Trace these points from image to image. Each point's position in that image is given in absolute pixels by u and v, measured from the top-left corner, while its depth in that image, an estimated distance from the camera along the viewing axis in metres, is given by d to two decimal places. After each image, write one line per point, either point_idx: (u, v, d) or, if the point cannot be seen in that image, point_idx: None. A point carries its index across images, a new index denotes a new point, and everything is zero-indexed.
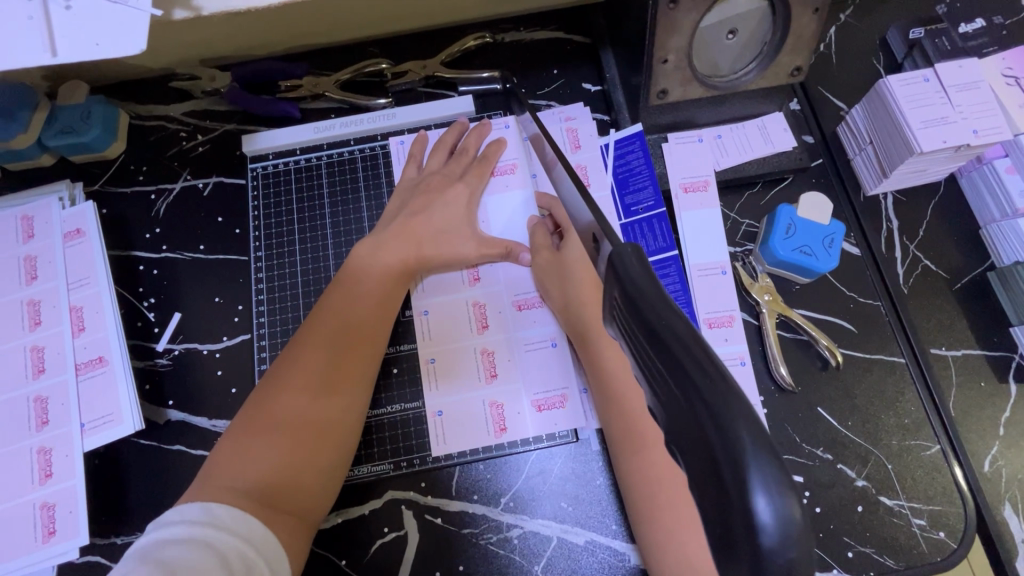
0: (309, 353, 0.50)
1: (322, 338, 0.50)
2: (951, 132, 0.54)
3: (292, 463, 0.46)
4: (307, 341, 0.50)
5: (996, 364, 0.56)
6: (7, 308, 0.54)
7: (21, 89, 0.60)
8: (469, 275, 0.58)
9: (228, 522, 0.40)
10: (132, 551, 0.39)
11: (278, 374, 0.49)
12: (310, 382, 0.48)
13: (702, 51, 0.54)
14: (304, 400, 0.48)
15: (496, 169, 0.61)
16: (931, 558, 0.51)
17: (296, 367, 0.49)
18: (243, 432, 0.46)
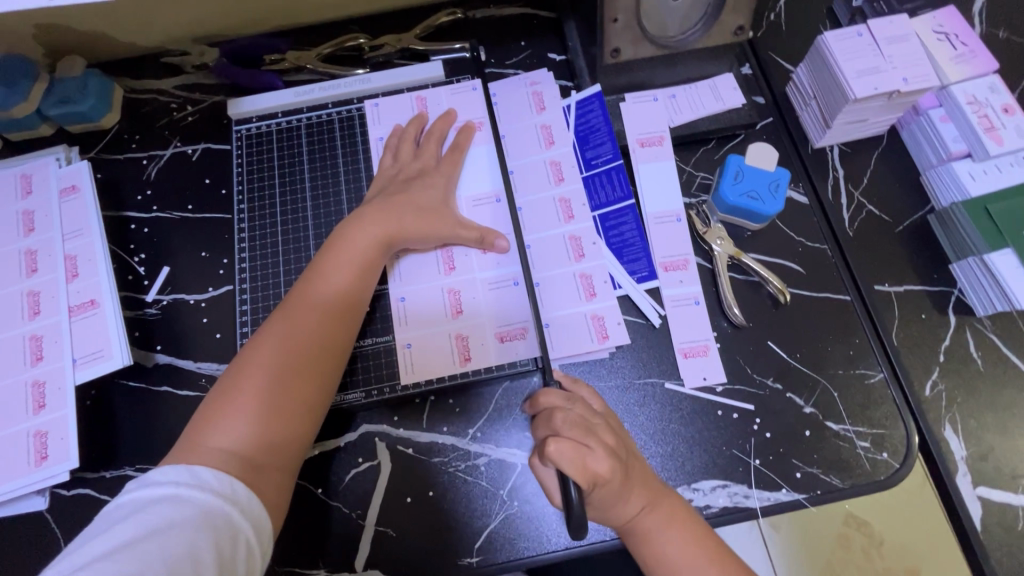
0: (293, 323, 0.52)
1: (304, 309, 0.52)
2: (883, 80, 0.58)
3: (276, 427, 0.48)
4: (288, 311, 0.52)
5: (936, 298, 0.60)
6: (6, 257, 0.58)
7: (22, 62, 0.65)
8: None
9: (212, 483, 0.43)
10: (116, 506, 0.41)
11: (261, 344, 0.51)
12: (294, 352, 0.50)
13: (651, 12, 0.58)
14: (288, 367, 0.50)
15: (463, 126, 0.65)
16: (875, 477, 0.54)
17: (280, 337, 0.51)
18: (223, 397, 0.48)
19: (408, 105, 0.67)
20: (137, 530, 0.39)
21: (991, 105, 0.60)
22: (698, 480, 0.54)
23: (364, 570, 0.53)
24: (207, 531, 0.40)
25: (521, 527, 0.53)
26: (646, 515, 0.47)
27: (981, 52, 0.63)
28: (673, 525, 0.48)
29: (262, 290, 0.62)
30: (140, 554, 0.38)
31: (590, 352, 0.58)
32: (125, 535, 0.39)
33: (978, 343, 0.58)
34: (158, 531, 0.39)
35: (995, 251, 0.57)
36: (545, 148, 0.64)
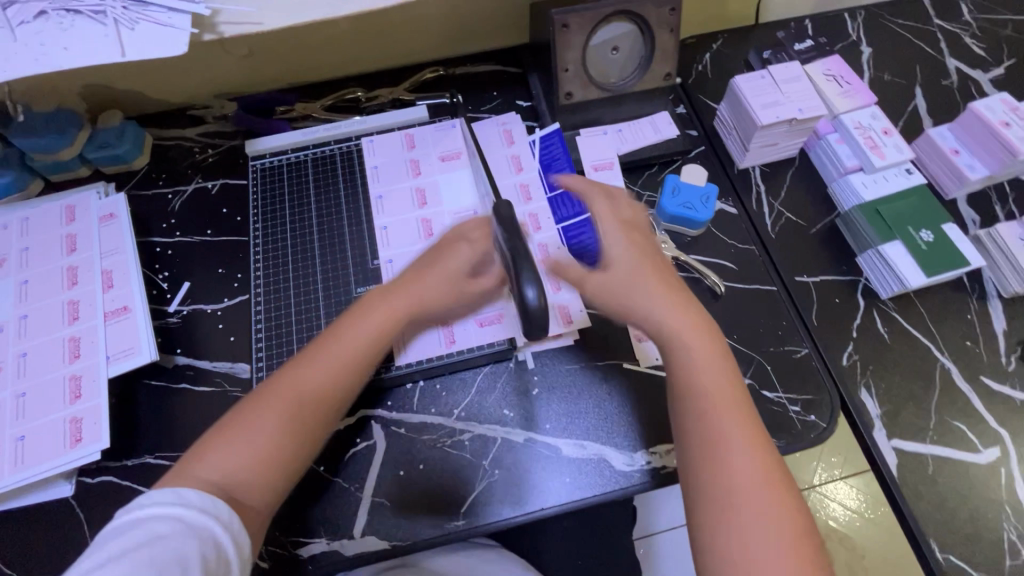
0: (307, 380, 0.53)
1: (322, 362, 0.54)
2: (783, 110, 0.72)
3: (261, 482, 0.48)
4: (303, 363, 0.54)
5: (847, 285, 0.71)
6: (50, 272, 0.66)
7: (70, 114, 0.77)
8: (423, 229, 0.72)
9: (201, 505, 0.43)
10: (106, 527, 0.41)
11: (274, 383, 0.52)
12: (302, 409, 0.51)
13: (595, 62, 0.73)
14: (292, 424, 0.51)
15: (445, 156, 0.76)
16: (806, 435, 0.62)
17: (297, 382, 0.52)
18: (224, 427, 0.50)
19: (399, 142, 0.78)
20: (128, 545, 0.40)
21: (873, 129, 0.74)
22: (655, 444, 0.62)
23: (362, 536, 0.59)
24: (195, 546, 0.41)
25: (501, 492, 0.60)
26: (710, 372, 0.51)
27: (862, 89, 0.77)
28: (727, 389, 0.51)
29: (273, 293, 0.69)
30: (131, 567, 0.38)
31: (561, 336, 0.67)
32: (117, 547, 0.39)
33: (884, 321, 0.68)
34: (150, 544, 0.40)
35: (886, 243, 0.68)
36: (515, 174, 0.76)
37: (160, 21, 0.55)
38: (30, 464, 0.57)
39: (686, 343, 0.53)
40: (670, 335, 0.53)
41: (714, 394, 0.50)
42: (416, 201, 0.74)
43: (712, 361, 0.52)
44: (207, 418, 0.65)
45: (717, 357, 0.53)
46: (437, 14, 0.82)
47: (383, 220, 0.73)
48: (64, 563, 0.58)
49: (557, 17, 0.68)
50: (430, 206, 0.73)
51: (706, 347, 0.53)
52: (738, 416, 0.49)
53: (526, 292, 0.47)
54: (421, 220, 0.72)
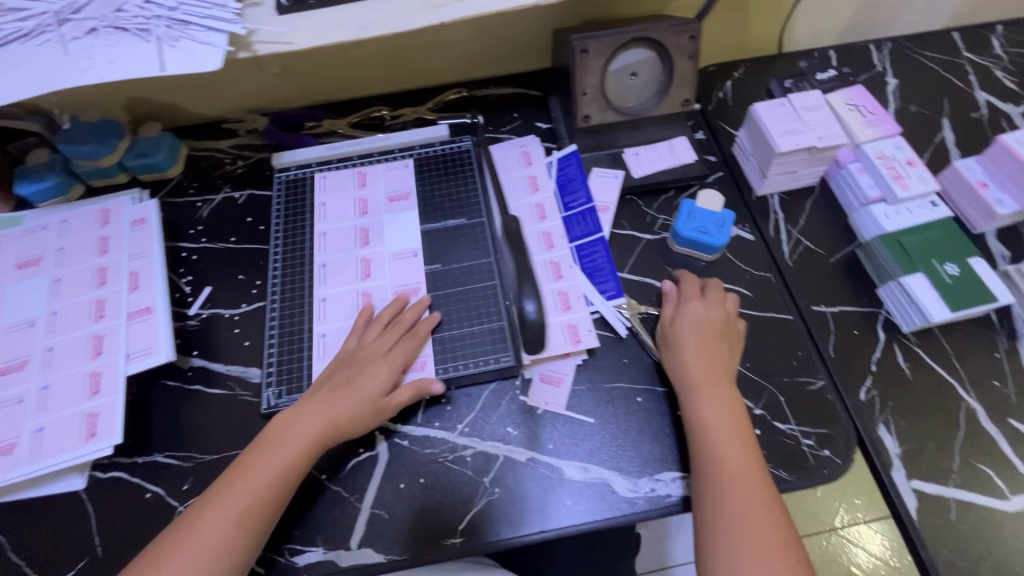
0: (278, 459, 0.56)
1: (292, 445, 0.57)
2: (802, 139, 0.72)
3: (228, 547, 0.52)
4: (290, 437, 0.57)
5: (867, 317, 0.69)
6: (81, 272, 0.70)
7: (112, 125, 0.81)
8: (361, 268, 0.71)
9: None
10: None
11: (210, 506, 0.54)
12: (270, 486, 0.55)
13: (614, 87, 0.75)
14: (261, 499, 0.54)
15: (394, 197, 0.76)
16: (819, 470, 0.60)
17: (227, 505, 0.53)
18: (157, 553, 0.51)
19: (351, 179, 0.78)
20: None
21: (896, 160, 0.73)
22: (660, 471, 0.61)
23: (358, 547, 0.58)
24: None
25: (501, 512, 0.60)
26: (725, 419, 0.58)
27: (886, 120, 0.76)
28: (739, 435, 0.57)
29: (290, 302, 0.70)
30: None
31: (569, 356, 0.67)
32: None
33: (906, 355, 0.66)
34: None
35: (909, 275, 0.66)
36: (531, 194, 0.77)
37: (198, 38, 0.59)
38: (46, 455, 0.58)
39: (709, 392, 0.59)
40: (694, 386, 0.60)
41: (723, 438, 0.56)
42: (359, 240, 0.73)
43: (727, 409, 0.58)
44: (217, 420, 0.66)
45: (733, 408, 0.59)
46: (463, 39, 0.84)
47: (324, 257, 0.73)
48: (69, 556, 0.59)
49: (577, 43, 0.70)
50: (372, 245, 0.73)
51: (723, 397, 0.59)
52: (743, 459, 0.55)
53: (527, 303, 0.65)
54: (361, 259, 0.72)
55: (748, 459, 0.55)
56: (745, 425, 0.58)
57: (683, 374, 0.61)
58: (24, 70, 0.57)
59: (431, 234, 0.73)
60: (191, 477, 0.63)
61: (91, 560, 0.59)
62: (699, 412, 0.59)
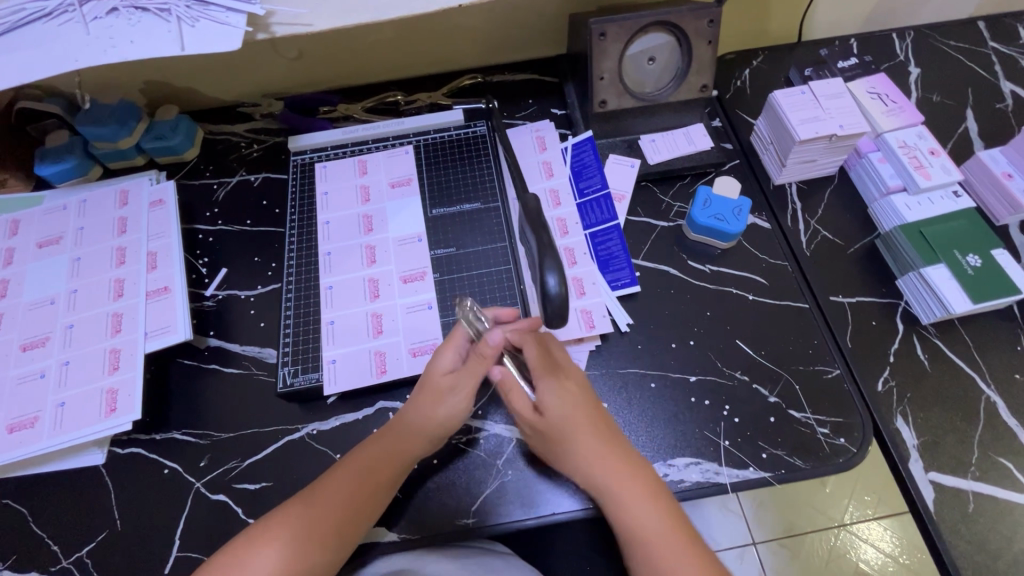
0: (375, 465, 0.57)
1: (387, 450, 0.57)
2: (822, 126, 0.71)
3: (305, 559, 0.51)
4: (392, 442, 0.58)
5: (885, 307, 0.68)
6: (101, 251, 0.70)
7: (130, 107, 0.82)
8: (366, 255, 0.71)
9: None
10: None
11: (353, 457, 0.57)
12: (361, 494, 0.55)
13: (632, 72, 0.74)
14: (351, 509, 0.55)
15: (396, 183, 0.76)
16: (834, 459, 0.60)
17: (362, 459, 0.57)
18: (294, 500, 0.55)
19: (354, 169, 0.77)
20: None
21: (919, 149, 0.72)
22: (673, 457, 0.61)
23: (372, 525, 0.59)
24: None
25: (513, 494, 0.60)
26: (651, 520, 0.53)
27: (908, 108, 0.75)
28: (672, 530, 0.53)
29: (304, 284, 0.70)
30: None
31: (584, 340, 0.67)
32: None
33: (925, 347, 0.65)
34: None
35: (930, 265, 0.65)
36: (545, 179, 0.77)
37: (217, 18, 0.59)
38: (68, 429, 0.59)
39: (622, 492, 0.54)
40: (604, 489, 0.55)
41: (655, 539, 0.52)
42: (363, 227, 0.73)
43: (648, 504, 0.53)
44: (233, 399, 0.67)
45: (656, 501, 0.54)
46: (478, 23, 0.84)
47: (329, 245, 0.72)
48: (90, 528, 0.60)
49: (595, 26, 0.69)
50: (375, 232, 0.72)
51: (637, 492, 0.54)
52: (684, 561, 0.51)
53: (548, 280, 0.54)
54: (365, 246, 0.71)
55: (688, 558, 0.51)
56: (675, 515, 0.54)
57: (588, 475, 0.55)
58: (45, 49, 0.57)
59: (444, 217, 0.73)
60: (208, 454, 0.64)
61: (111, 533, 0.60)
62: (622, 515, 0.54)
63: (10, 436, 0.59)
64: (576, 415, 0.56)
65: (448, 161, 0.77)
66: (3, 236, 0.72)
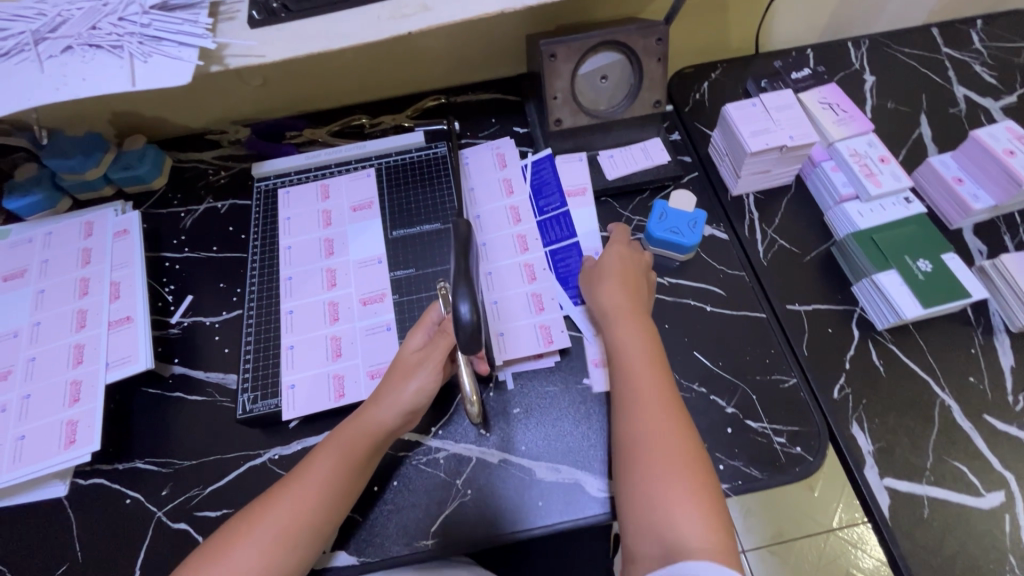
0: (347, 443, 0.58)
1: (359, 424, 0.58)
2: (772, 138, 0.72)
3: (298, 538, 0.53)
4: (364, 417, 0.59)
5: (841, 314, 0.69)
6: (65, 282, 0.71)
7: (98, 138, 0.83)
8: (326, 279, 0.72)
9: None
10: None
11: (335, 435, 0.59)
12: (341, 472, 0.56)
13: (585, 91, 0.75)
14: (332, 486, 0.55)
15: (357, 206, 0.77)
16: (791, 469, 0.60)
17: (337, 435, 0.58)
18: (282, 482, 0.56)
19: (317, 194, 0.78)
20: None
21: (869, 157, 0.73)
22: None
23: (331, 550, 0.59)
24: None
25: (472, 512, 0.60)
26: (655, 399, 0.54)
27: (859, 117, 0.77)
28: (656, 371, 0.57)
29: (266, 310, 0.71)
30: None
31: (543, 356, 0.67)
32: None
33: (880, 353, 0.66)
34: None
35: (881, 272, 0.66)
36: (506, 197, 0.78)
37: (169, 53, 0.60)
38: (28, 462, 0.60)
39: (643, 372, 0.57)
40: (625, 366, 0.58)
41: (654, 414, 0.53)
42: (324, 251, 0.74)
43: (647, 350, 0.58)
44: (196, 426, 0.67)
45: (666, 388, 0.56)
46: (438, 47, 0.86)
47: (290, 270, 0.73)
48: (52, 561, 0.60)
49: (546, 48, 0.70)
50: (337, 256, 0.73)
51: (640, 334, 0.60)
52: (658, 392, 0.55)
53: (459, 307, 0.47)
54: (327, 270, 0.72)
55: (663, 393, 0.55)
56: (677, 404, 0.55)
57: (603, 309, 0.63)
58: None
59: (405, 238, 0.74)
60: (170, 483, 0.64)
61: (72, 566, 0.60)
62: (631, 386, 0.56)
63: None
64: (619, 268, 0.65)
65: (409, 183, 0.79)
66: None
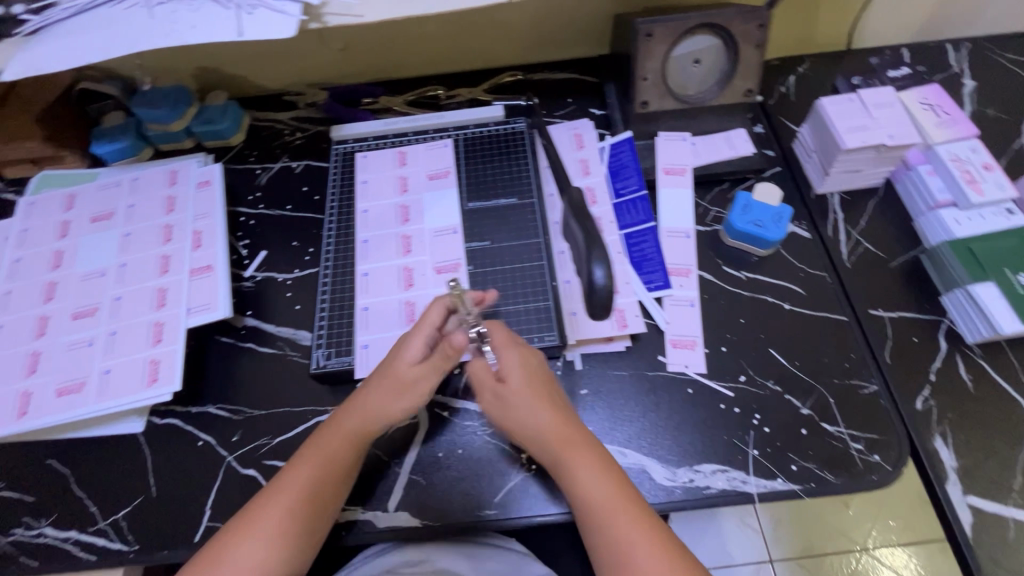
0: (331, 451, 0.56)
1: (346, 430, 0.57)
2: (870, 136, 0.69)
3: (291, 535, 0.52)
4: (340, 432, 0.57)
5: (928, 324, 0.66)
6: (150, 228, 0.73)
7: (183, 91, 0.85)
8: (402, 245, 0.72)
9: None
10: None
11: (320, 442, 0.57)
12: (328, 479, 0.55)
13: (675, 75, 0.74)
14: (318, 494, 0.54)
15: (434, 175, 0.77)
16: (867, 477, 0.58)
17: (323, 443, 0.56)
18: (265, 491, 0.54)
19: (394, 160, 0.78)
20: None
21: (971, 163, 0.69)
22: (699, 462, 0.60)
23: (395, 510, 0.60)
24: None
25: (534, 488, 0.60)
26: (585, 486, 0.53)
27: (962, 120, 0.73)
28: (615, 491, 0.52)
29: (341, 271, 0.72)
30: None
31: (614, 340, 0.67)
32: None
33: (968, 368, 0.63)
34: None
35: (978, 283, 0.63)
36: (582, 178, 0.77)
37: (274, 7, 0.60)
38: (112, 395, 0.62)
39: (575, 464, 0.53)
40: (555, 464, 0.55)
41: (624, 534, 0.50)
42: (400, 217, 0.74)
43: (603, 473, 0.53)
44: (267, 378, 0.68)
45: (601, 466, 0.53)
46: (522, 21, 0.85)
47: (367, 233, 0.73)
48: (127, 494, 0.62)
49: (642, 27, 0.68)
50: (412, 223, 0.73)
51: (593, 464, 0.53)
52: (631, 525, 0.50)
53: (595, 272, 0.58)
54: (402, 236, 0.73)
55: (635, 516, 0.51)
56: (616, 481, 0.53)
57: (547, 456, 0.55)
58: (112, 30, 0.60)
59: (480, 210, 0.74)
60: (240, 430, 0.65)
61: (145, 499, 0.62)
62: (602, 530, 0.51)
63: (58, 399, 0.62)
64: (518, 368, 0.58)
65: (485, 156, 0.78)
66: (60, 209, 0.76)
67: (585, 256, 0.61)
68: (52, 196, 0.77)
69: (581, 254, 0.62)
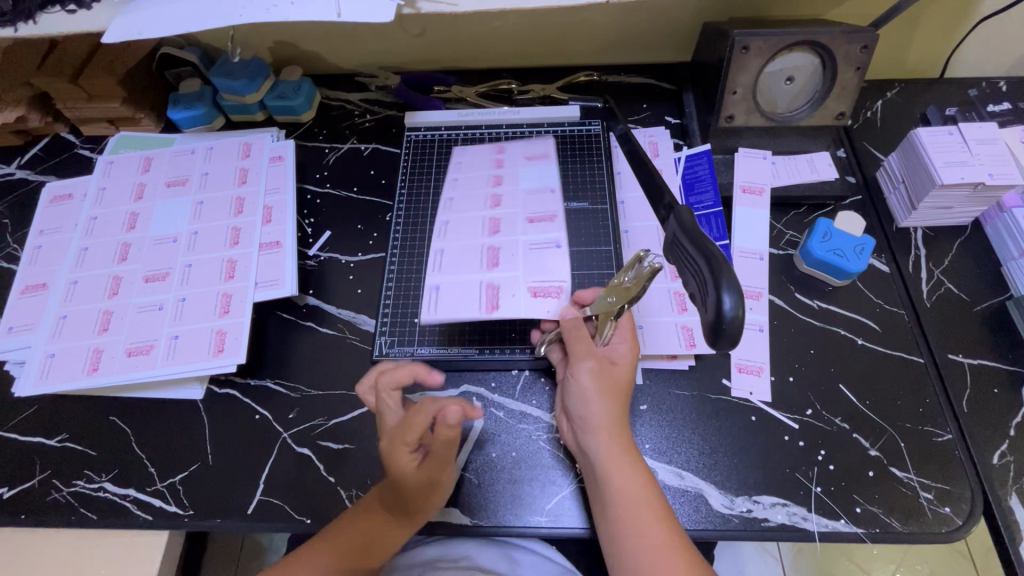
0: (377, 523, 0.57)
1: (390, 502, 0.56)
2: (969, 172, 0.66)
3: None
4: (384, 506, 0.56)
5: (1010, 376, 0.63)
6: (222, 198, 0.74)
7: (260, 64, 0.84)
8: (489, 225, 0.70)
9: None
10: None
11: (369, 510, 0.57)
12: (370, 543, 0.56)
13: (765, 90, 0.71)
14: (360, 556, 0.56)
15: (532, 156, 0.77)
16: (936, 529, 0.56)
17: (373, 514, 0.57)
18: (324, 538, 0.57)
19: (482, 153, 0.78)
20: None
21: None
22: (759, 493, 0.58)
23: (445, 505, 0.59)
24: None
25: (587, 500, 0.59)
26: (632, 489, 0.53)
27: None
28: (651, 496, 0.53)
29: (407, 259, 0.72)
30: None
31: (677, 358, 0.65)
32: None
33: None
34: None
35: None
36: None
37: None
38: (178, 361, 0.63)
39: (617, 463, 0.54)
40: (608, 464, 0.54)
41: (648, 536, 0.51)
42: (490, 203, 0.72)
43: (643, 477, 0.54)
44: (325, 358, 0.69)
45: (645, 473, 0.54)
46: (606, 22, 0.83)
47: (448, 215, 0.72)
48: (184, 458, 0.63)
49: (740, 39, 0.66)
50: (503, 207, 0.72)
51: (633, 465, 0.54)
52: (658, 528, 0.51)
53: (722, 300, 0.43)
54: (490, 218, 0.71)
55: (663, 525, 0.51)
56: (657, 493, 0.53)
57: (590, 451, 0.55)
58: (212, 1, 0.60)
59: None
60: (297, 408, 0.66)
61: (201, 466, 0.63)
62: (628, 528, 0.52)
63: (127, 359, 0.64)
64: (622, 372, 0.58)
65: (558, 157, 0.77)
66: (137, 171, 0.77)
67: (706, 278, 0.46)
68: (130, 158, 0.78)
69: (699, 274, 0.47)
